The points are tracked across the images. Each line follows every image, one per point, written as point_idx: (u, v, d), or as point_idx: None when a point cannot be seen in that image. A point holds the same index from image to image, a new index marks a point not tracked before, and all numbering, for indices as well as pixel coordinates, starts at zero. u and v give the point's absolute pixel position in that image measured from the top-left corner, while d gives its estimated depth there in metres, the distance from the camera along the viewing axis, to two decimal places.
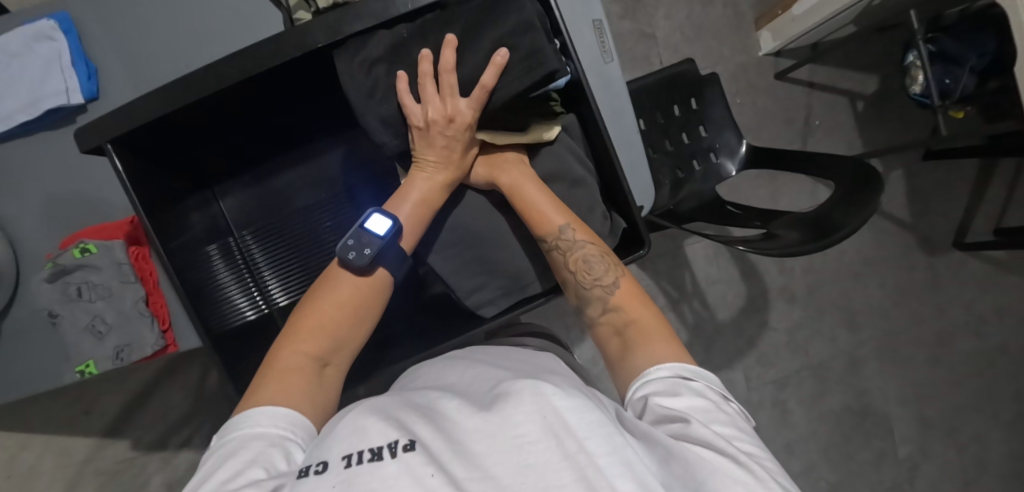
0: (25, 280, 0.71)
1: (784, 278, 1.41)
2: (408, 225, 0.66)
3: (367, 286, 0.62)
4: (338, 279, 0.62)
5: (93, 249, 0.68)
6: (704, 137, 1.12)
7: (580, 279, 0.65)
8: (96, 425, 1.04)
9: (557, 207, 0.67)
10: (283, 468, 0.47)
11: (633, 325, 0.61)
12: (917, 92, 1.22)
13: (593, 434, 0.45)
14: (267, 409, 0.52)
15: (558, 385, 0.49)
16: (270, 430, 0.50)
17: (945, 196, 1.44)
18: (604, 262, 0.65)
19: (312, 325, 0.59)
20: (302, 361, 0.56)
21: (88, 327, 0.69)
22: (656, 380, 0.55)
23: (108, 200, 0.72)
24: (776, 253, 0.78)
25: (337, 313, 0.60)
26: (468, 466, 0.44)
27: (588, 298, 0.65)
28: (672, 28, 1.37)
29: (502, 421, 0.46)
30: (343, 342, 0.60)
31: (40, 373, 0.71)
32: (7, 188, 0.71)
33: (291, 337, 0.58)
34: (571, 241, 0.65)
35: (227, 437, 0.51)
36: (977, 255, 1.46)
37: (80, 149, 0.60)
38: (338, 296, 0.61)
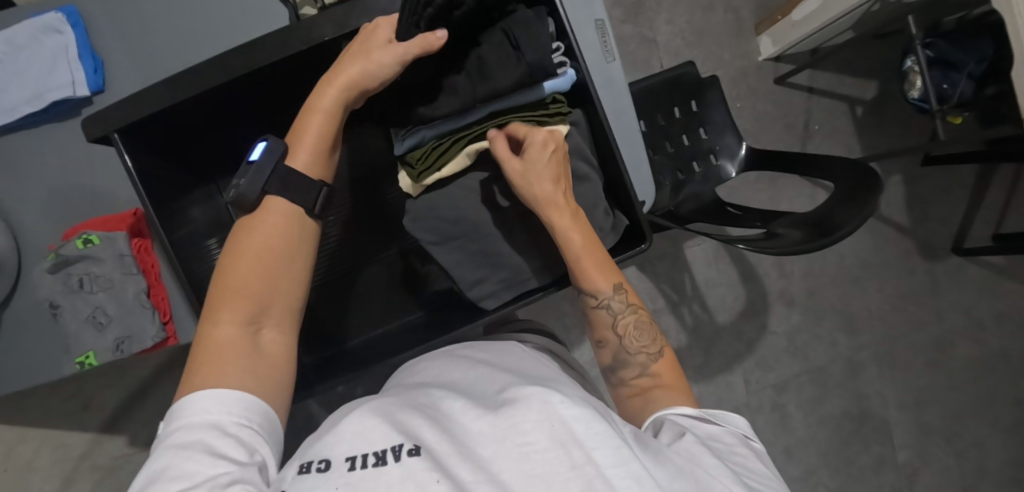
0: (26, 271, 0.72)
1: (783, 282, 1.42)
2: (308, 142, 0.61)
3: (279, 229, 0.58)
4: (256, 222, 0.58)
5: (95, 241, 0.68)
6: (704, 139, 1.13)
7: (626, 342, 0.66)
8: (94, 421, 1.04)
9: (613, 265, 0.66)
10: (242, 459, 0.47)
11: (661, 387, 0.63)
12: (915, 97, 1.23)
13: (600, 445, 0.46)
14: (211, 394, 0.50)
15: (564, 395, 0.50)
16: (221, 417, 0.49)
17: (944, 201, 1.45)
18: (650, 330, 0.67)
19: (231, 288, 0.55)
20: (230, 330, 0.53)
21: (88, 319, 0.69)
22: (675, 413, 0.58)
23: (112, 192, 0.73)
24: (778, 252, 0.79)
25: (247, 267, 0.56)
26: (477, 469, 0.45)
27: (627, 362, 0.66)
28: (673, 33, 1.38)
29: (511, 427, 0.48)
30: (269, 300, 0.56)
31: (38, 364, 0.71)
32: (11, 180, 0.72)
33: (214, 309, 0.54)
34: (618, 308, 0.66)
35: (173, 427, 0.49)
36: (976, 261, 1.46)
37: (87, 137, 0.60)
38: (257, 246, 0.57)
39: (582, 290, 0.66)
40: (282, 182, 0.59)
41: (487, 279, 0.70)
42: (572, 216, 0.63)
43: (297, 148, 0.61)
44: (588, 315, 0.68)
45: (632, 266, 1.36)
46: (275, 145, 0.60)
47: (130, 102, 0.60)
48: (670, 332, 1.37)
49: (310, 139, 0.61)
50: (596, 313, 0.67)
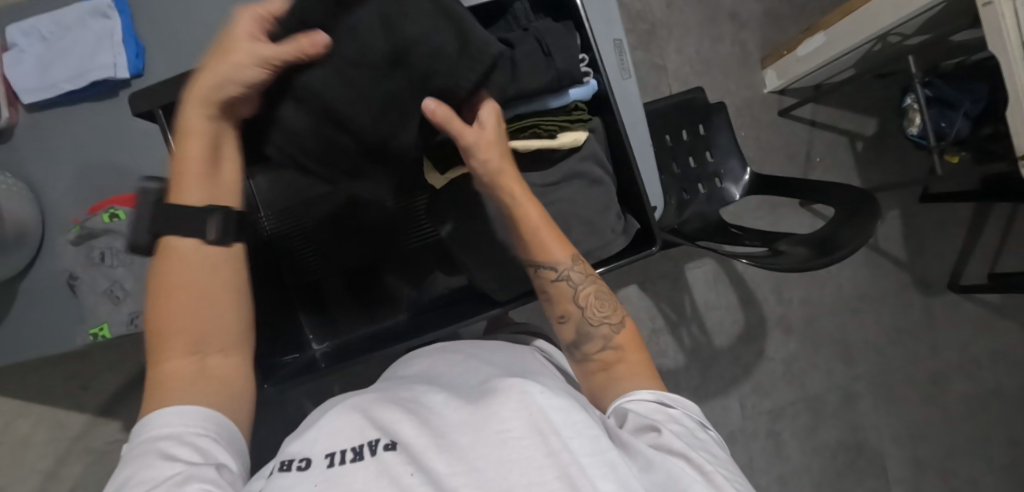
0: (49, 241, 0.74)
1: (781, 308, 1.44)
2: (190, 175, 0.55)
3: (197, 262, 0.55)
4: (168, 261, 0.54)
5: (120, 216, 0.70)
6: (710, 162, 1.16)
7: (589, 313, 0.65)
8: (91, 403, 1.03)
9: (563, 239, 0.67)
10: (198, 459, 0.46)
11: (624, 360, 0.62)
12: (914, 133, 1.27)
13: (579, 434, 0.46)
14: (174, 411, 0.49)
15: (544, 387, 0.51)
16: (180, 428, 0.48)
17: (941, 238, 1.48)
18: (610, 301, 0.66)
19: (162, 329, 0.52)
20: (178, 365, 0.52)
21: (105, 292, 0.70)
22: (638, 401, 0.57)
23: (140, 172, 0.75)
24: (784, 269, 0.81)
25: (174, 304, 0.53)
26: (452, 460, 0.45)
27: (590, 334, 0.64)
28: (682, 61, 1.43)
29: (488, 418, 0.48)
30: (205, 328, 0.53)
31: (50, 335, 0.72)
32: (42, 154, 0.74)
33: (154, 352, 0.52)
34: (576, 279, 0.66)
35: (131, 444, 0.48)
36: (972, 298, 1.48)
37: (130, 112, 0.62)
38: (184, 278, 0.53)
39: (538, 265, 0.66)
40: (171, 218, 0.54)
41: None
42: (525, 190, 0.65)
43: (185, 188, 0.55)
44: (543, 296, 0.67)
45: (633, 284, 1.37)
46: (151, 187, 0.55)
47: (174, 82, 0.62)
48: (668, 352, 1.38)
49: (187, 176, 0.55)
50: (556, 289, 0.66)
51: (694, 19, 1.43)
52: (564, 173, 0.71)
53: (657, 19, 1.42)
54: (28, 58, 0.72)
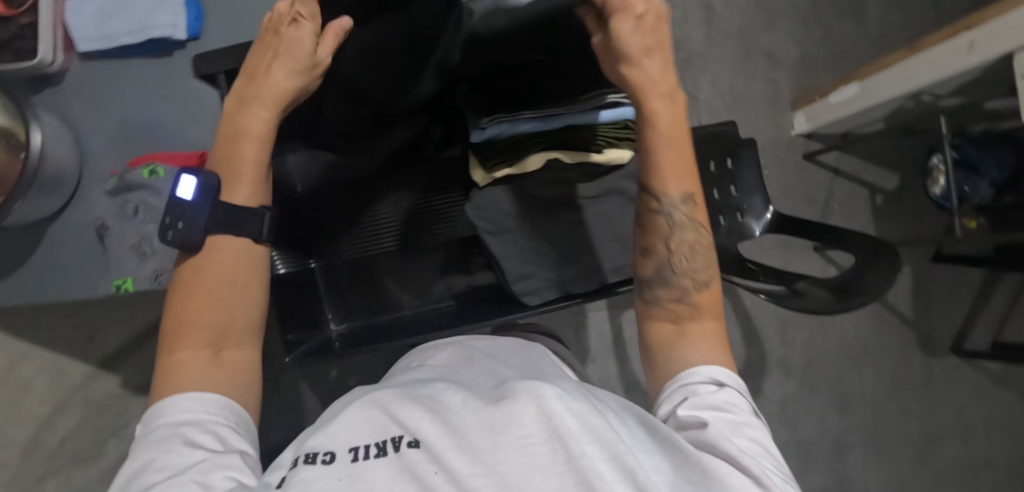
0: (84, 189, 0.75)
1: (783, 349, 1.44)
2: (247, 176, 0.59)
3: (227, 262, 0.58)
4: (202, 261, 0.57)
5: (160, 173, 0.70)
6: (733, 196, 1.15)
7: (676, 260, 0.66)
8: (94, 355, 1.04)
9: (690, 173, 0.65)
10: (218, 447, 0.50)
11: (697, 321, 0.64)
12: (936, 193, 1.29)
13: (597, 439, 0.46)
14: (190, 397, 0.53)
15: (562, 390, 0.50)
16: (200, 416, 0.52)
17: (948, 300, 1.49)
18: (702, 255, 0.66)
19: (186, 318, 0.56)
20: (193, 355, 0.55)
21: (133, 247, 0.71)
22: (692, 387, 0.57)
23: (182, 133, 0.75)
24: (812, 309, 0.85)
25: (200, 300, 0.56)
26: (473, 461, 0.45)
27: (670, 281, 0.66)
28: (714, 93, 1.44)
29: (509, 421, 0.48)
30: (228, 323, 0.57)
31: (74, 281, 0.73)
32: (90, 102, 0.75)
33: (173, 337, 0.56)
34: (678, 219, 0.65)
35: (153, 426, 0.51)
36: (972, 363, 1.49)
37: (194, 74, 0.64)
38: (217, 276, 0.57)
39: (646, 190, 0.65)
40: (212, 210, 0.57)
41: (532, 276, 0.72)
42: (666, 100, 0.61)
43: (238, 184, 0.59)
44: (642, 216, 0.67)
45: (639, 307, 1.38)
46: (206, 181, 0.57)
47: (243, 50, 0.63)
48: None
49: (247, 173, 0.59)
50: (653, 219, 0.65)
51: (730, 54, 1.45)
52: None
53: (694, 49, 1.44)
54: (89, 8, 0.73)
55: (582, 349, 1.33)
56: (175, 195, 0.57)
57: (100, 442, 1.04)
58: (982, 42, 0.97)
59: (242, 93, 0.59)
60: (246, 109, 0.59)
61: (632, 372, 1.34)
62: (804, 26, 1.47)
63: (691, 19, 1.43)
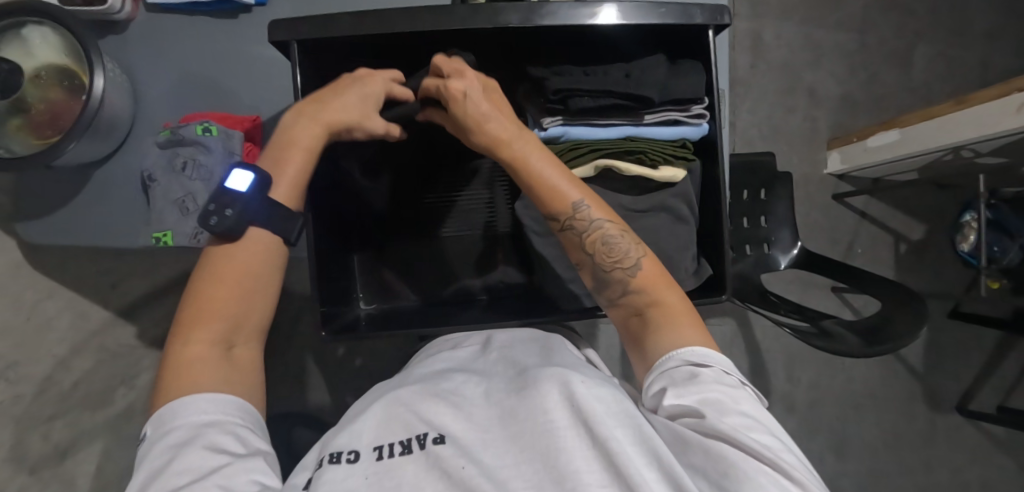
0: (135, 138, 0.75)
1: (788, 386, 1.44)
2: (286, 178, 0.60)
3: (255, 255, 0.57)
4: (232, 252, 0.56)
5: (213, 131, 0.71)
6: (762, 227, 1.14)
7: (600, 260, 0.61)
8: (115, 303, 1.06)
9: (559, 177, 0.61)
10: (240, 451, 0.48)
11: (656, 308, 0.59)
12: (966, 250, 1.31)
13: (622, 424, 0.47)
14: (206, 396, 0.50)
15: (586, 377, 0.52)
16: (218, 417, 0.49)
17: (960, 358, 1.48)
18: (626, 241, 0.61)
19: (204, 308, 0.54)
20: (206, 350, 0.52)
21: (178, 201, 0.71)
22: (667, 373, 0.54)
23: (238, 95, 0.76)
24: (837, 352, 0.85)
25: (223, 290, 0.54)
26: (500, 455, 0.47)
27: (606, 281, 0.62)
28: (751, 122, 1.44)
29: (533, 409, 0.49)
30: (245, 318, 0.55)
31: (116, 229, 0.74)
32: (149, 53, 0.75)
33: (184, 329, 0.53)
34: (586, 223, 0.61)
35: (166, 429, 0.48)
36: (975, 424, 1.48)
37: (267, 39, 0.64)
38: (243, 268, 0.56)
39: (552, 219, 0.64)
40: (265, 212, 0.57)
41: (570, 282, 0.72)
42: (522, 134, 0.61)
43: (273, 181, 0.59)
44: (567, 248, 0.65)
45: None
46: (261, 176, 0.58)
47: (316, 21, 0.63)
48: None
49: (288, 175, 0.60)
50: (568, 241, 0.63)
51: (773, 85, 1.45)
52: (654, 204, 0.71)
53: (737, 77, 1.44)
54: None
55: None
56: (226, 185, 0.57)
57: (109, 389, 1.06)
58: None
59: (305, 105, 0.61)
60: (303, 121, 0.60)
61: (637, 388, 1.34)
62: (850, 66, 1.47)
63: (738, 46, 1.44)
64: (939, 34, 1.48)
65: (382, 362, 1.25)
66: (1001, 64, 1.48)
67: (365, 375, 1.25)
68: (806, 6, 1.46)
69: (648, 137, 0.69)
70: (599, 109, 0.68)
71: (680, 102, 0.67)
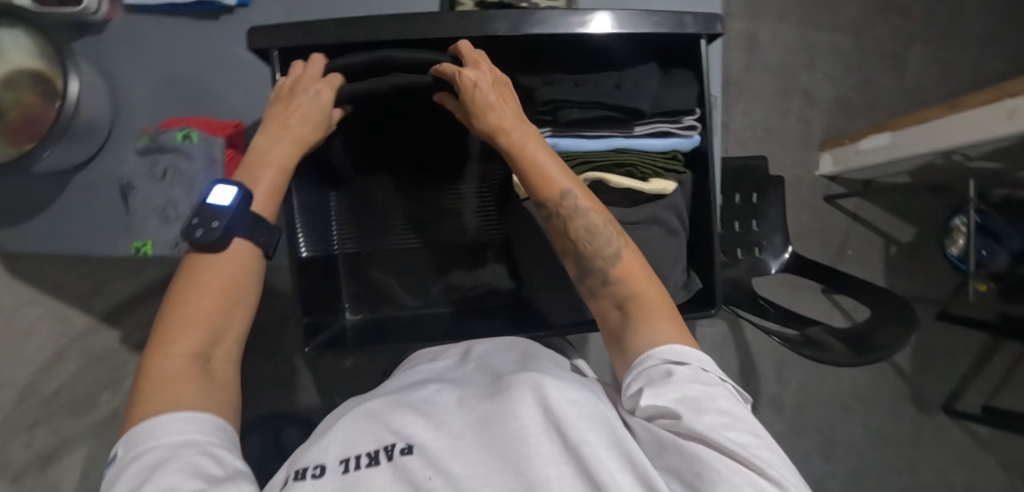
0: (114, 143, 0.73)
1: (777, 387, 1.45)
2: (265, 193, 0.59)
3: (240, 267, 0.56)
4: (209, 265, 0.55)
5: (194, 138, 0.69)
6: (754, 231, 1.14)
7: (582, 248, 0.61)
8: (99, 307, 1.04)
9: (552, 167, 0.60)
10: (218, 473, 0.45)
11: (636, 301, 0.57)
12: (955, 254, 1.32)
13: (594, 426, 0.45)
14: (182, 415, 0.48)
15: (560, 380, 0.50)
16: (195, 437, 0.47)
17: (947, 360, 1.49)
18: (609, 231, 0.60)
19: (185, 318, 0.52)
20: (181, 365, 0.51)
21: (158, 210, 0.69)
22: (645, 371, 0.52)
23: (220, 100, 0.74)
24: (828, 362, 0.83)
25: (206, 301, 0.53)
26: (474, 460, 0.45)
27: (589, 269, 0.61)
28: (745, 124, 1.44)
29: (504, 413, 0.47)
30: (223, 332, 0.54)
31: (96, 236, 0.72)
32: (128, 55, 0.73)
33: (161, 341, 0.51)
34: (572, 214, 0.60)
35: (141, 450, 0.46)
36: (961, 425, 1.49)
37: (248, 46, 0.62)
38: (217, 279, 0.55)
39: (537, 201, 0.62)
40: (248, 223, 0.57)
41: None
42: (519, 125, 0.61)
43: (254, 191, 0.59)
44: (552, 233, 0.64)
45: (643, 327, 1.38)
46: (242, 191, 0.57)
47: (300, 28, 0.61)
48: None
49: (267, 183, 0.60)
50: (554, 228, 0.62)
51: (767, 86, 1.44)
52: (644, 217, 0.70)
53: (732, 77, 1.44)
54: None
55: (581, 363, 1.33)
56: (208, 200, 0.56)
57: (93, 394, 1.05)
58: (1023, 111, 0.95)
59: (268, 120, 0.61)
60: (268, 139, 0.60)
61: None
62: (844, 68, 1.46)
63: (733, 46, 1.43)
64: (933, 36, 1.47)
65: (372, 365, 1.24)
66: (994, 68, 1.47)
67: (355, 378, 1.24)
68: (801, 7, 1.45)
69: (641, 149, 0.69)
70: (589, 120, 0.67)
71: (672, 114, 0.67)
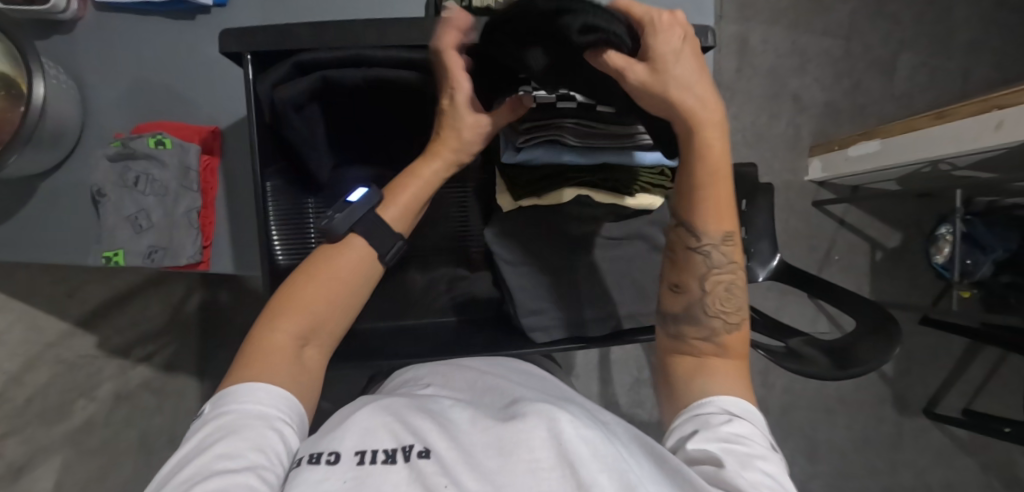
0: (83, 148, 0.71)
1: (762, 390, 1.46)
2: (402, 201, 0.62)
3: (357, 266, 0.59)
4: (335, 258, 0.59)
5: (167, 144, 0.67)
6: (742, 238, 1.13)
7: (709, 299, 0.62)
8: (74, 312, 1.03)
9: (731, 211, 0.61)
10: (282, 452, 0.48)
11: (721, 366, 0.61)
12: (940, 262, 1.33)
13: (608, 468, 0.43)
14: (264, 386, 0.51)
15: (575, 417, 0.47)
16: (271, 411, 0.50)
17: (928, 364, 1.50)
18: (739, 297, 0.63)
19: (295, 299, 0.56)
20: (282, 340, 0.55)
21: (130, 218, 0.67)
22: (704, 413, 0.55)
23: (196, 103, 0.71)
24: (809, 375, 0.83)
25: (320, 292, 0.57)
26: (481, 479, 0.43)
27: (700, 318, 0.61)
28: (735, 128, 1.43)
29: (517, 443, 0.45)
30: (326, 321, 0.57)
31: (68, 244, 0.70)
32: (100, 56, 0.70)
33: (274, 315, 0.56)
34: (720, 261, 0.61)
35: (223, 410, 0.49)
36: (941, 428, 1.51)
37: (220, 49, 0.59)
38: (337, 269, 0.58)
39: (686, 226, 0.61)
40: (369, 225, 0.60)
41: (544, 312, 0.69)
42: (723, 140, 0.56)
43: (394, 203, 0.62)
44: (674, 260, 0.63)
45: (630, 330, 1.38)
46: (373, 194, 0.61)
47: (276, 32, 0.58)
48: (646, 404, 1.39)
49: (410, 193, 0.62)
50: (687, 258, 0.62)
51: (758, 90, 1.44)
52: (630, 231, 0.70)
53: (722, 81, 1.43)
54: None
55: (568, 367, 1.33)
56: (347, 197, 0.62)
57: None
58: (1010, 122, 0.95)
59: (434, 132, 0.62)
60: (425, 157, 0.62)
61: (614, 394, 1.34)
62: (835, 72, 1.46)
63: (724, 50, 1.42)
64: (923, 42, 1.47)
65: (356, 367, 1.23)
66: (982, 75, 1.48)
67: (338, 380, 1.23)
68: (793, 10, 1.44)
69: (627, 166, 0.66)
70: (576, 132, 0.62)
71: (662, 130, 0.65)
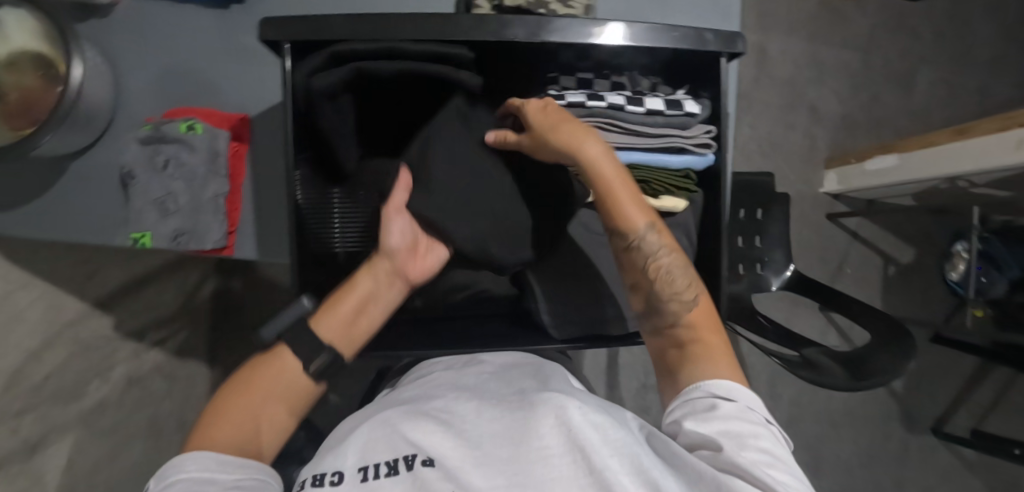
0: (113, 131, 0.71)
1: (769, 401, 1.45)
2: (340, 317, 0.64)
3: (289, 374, 0.62)
4: (268, 370, 0.61)
5: (198, 130, 0.68)
6: (756, 247, 1.13)
7: (660, 289, 0.64)
8: (92, 294, 1.04)
9: (639, 200, 0.64)
10: None
11: (696, 344, 0.62)
12: (953, 279, 1.33)
13: (618, 453, 0.45)
14: (211, 458, 0.53)
15: (582, 402, 0.49)
16: (220, 475, 0.52)
17: (938, 381, 1.50)
18: (684, 275, 0.64)
19: (230, 409, 0.58)
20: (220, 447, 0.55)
21: (158, 201, 0.68)
22: (692, 401, 0.57)
23: (226, 91, 0.72)
24: (822, 385, 0.83)
25: (255, 399, 0.59)
26: (491, 474, 0.44)
27: (660, 310, 0.64)
28: (752, 137, 1.43)
29: (527, 435, 0.46)
30: (263, 425, 0.59)
31: (96, 225, 0.71)
32: (134, 40, 0.71)
33: (209, 426, 0.57)
34: (653, 247, 0.64)
35: (170, 482, 0.51)
36: (948, 446, 1.50)
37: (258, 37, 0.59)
38: (270, 380, 0.61)
39: (614, 231, 0.65)
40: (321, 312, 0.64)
41: None
42: (596, 139, 0.62)
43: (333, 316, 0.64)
44: (620, 268, 0.68)
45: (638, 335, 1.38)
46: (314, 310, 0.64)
47: (314, 23, 0.58)
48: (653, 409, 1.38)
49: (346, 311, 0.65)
50: (626, 261, 0.66)
51: (775, 100, 1.44)
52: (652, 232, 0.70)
53: (741, 90, 1.43)
54: None
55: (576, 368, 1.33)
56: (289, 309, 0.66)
57: None
58: None
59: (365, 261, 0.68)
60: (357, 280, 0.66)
61: (621, 398, 1.34)
62: (853, 86, 1.46)
63: (743, 59, 1.42)
64: (942, 59, 1.47)
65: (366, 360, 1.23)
66: (1001, 94, 1.48)
67: (347, 372, 1.24)
68: (814, 22, 1.44)
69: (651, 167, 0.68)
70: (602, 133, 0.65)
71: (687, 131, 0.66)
